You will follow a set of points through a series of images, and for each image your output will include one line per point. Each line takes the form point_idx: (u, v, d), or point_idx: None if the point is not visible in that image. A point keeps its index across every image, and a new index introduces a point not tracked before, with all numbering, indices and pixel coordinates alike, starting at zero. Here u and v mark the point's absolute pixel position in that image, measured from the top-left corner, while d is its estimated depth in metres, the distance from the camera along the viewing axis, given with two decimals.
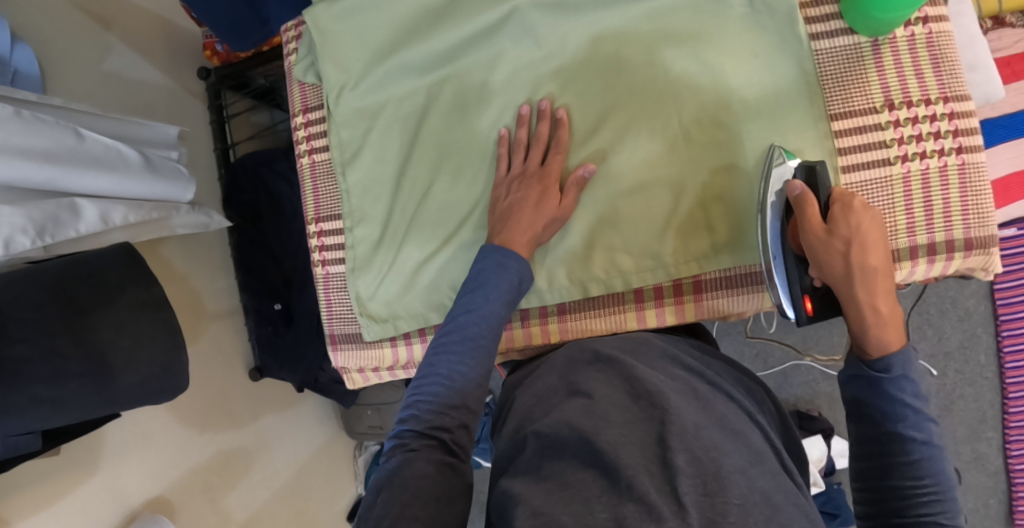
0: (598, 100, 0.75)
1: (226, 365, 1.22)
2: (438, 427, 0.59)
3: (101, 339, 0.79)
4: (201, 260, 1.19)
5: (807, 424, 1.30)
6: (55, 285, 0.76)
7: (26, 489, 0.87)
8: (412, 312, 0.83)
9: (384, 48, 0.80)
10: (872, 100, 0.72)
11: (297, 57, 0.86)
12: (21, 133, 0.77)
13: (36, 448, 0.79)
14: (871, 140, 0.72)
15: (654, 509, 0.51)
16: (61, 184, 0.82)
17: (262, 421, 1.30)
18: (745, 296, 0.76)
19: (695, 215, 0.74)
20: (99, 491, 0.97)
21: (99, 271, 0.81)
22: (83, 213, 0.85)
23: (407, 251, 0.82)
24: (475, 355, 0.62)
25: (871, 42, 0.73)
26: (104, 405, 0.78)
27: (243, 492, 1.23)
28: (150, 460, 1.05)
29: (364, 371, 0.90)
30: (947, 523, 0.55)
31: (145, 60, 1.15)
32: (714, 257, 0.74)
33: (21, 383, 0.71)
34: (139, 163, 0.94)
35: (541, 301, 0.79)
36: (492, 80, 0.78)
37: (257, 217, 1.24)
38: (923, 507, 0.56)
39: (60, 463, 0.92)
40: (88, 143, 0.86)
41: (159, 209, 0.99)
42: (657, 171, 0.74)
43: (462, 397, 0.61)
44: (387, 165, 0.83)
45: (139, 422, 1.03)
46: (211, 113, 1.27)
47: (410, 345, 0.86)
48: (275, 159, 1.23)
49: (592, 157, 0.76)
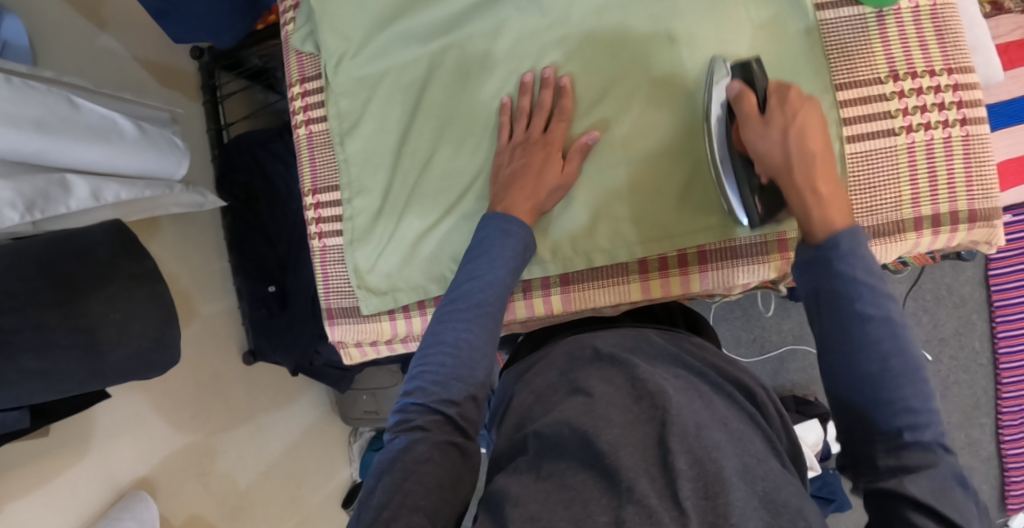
0: (601, 70, 0.75)
1: (219, 347, 1.20)
2: (446, 405, 0.57)
3: (89, 314, 0.76)
4: (193, 242, 1.17)
5: (804, 409, 1.31)
6: (43, 258, 0.74)
7: (13, 470, 0.85)
8: (411, 284, 0.82)
9: (386, 16, 0.79)
10: (877, 71, 0.72)
11: (295, 25, 0.85)
12: (10, 99, 0.75)
13: (23, 426, 0.77)
14: (876, 110, 0.71)
15: (653, 513, 0.50)
16: (51, 156, 0.80)
17: (255, 407, 1.28)
18: (752, 266, 0.75)
19: (701, 184, 0.74)
20: (90, 473, 0.95)
21: (88, 247, 0.79)
22: (75, 188, 0.84)
23: (407, 222, 0.81)
24: (482, 324, 0.62)
25: (877, 13, 0.72)
26: (91, 380, 0.76)
27: (236, 478, 1.21)
28: (141, 443, 1.03)
29: (362, 345, 0.89)
30: (923, 410, 0.52)
31: (137, 38, 1.12)
32: (719, 228, 0.74)
33: (11, 352, 0.68)
34: (134, 135, 0.92)
35: (543, 272, 0.79)
36: (495, 49, 0.77)
37: (252, 198, 1.21)
38: (903, 418, 0.52)
39: (48, 444, 0.89)
40: (83, 113, 0.84)
41: (153, 187, 0.97)
42: (662, 139, 0.74)
43: (475, 373, 0.59)
44: (387, 135, 0.82)
45: (130, 405, 1.01)
46: (204, 92, 1.24)
47: (409, 318, 0.85)
48: (270, 139, 1.21)
49: (596, 126, 0.75)
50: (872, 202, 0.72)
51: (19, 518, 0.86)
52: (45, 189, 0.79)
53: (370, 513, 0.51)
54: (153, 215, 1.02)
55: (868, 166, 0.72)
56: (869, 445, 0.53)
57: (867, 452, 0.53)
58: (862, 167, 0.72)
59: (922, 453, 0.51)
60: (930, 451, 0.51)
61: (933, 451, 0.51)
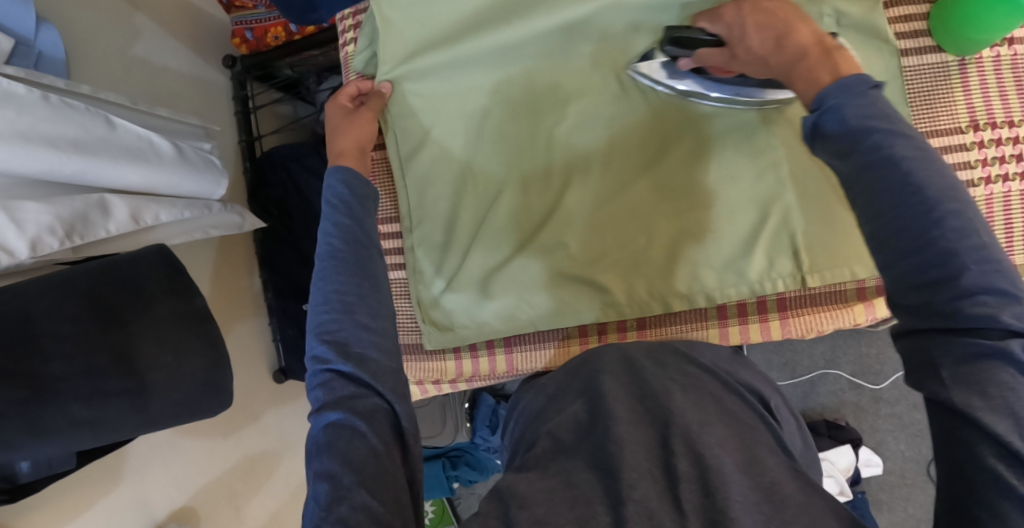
0: (677, 110, 0.76)
1: (250, 367, 1.19)
2: (348, 362, 0.58)
3: (143, 357, 0.73)
4: (228, 258, 1.15)
5: (835, 434, 1.24)
6: (87, 292, 0.70)
7: (40, 507, 0.82)
8: (477, 322, 0.80)
9: (450, 39, 0.77)
10: (959, 120, 0.74)
11: (356, 49, 0.84)
12: (49, 119, 0.76)
13: (69, 468, 0.75)
14: (957, 159, 0.74)
15: (654, 515, 0.48)
16: (91, 177, 0.81)
17: (285, 422, 1.27)
18: (833, 313, 0.78)
19: (778, 229, 0.75)
20: (123, 498, 0.93)
21: (134, 278, 0.74)
22: (114, 211, 0.84)
23: (475, 257, 0.79)
24: (345, 266, 0.62)
25: (959, 61, 0.74)
26: (138, 428, 0.72)
27: (265, 496, 1.20)
28: (174, 468, 1.01)
29: (423, 383, 0.87)
30: (963, 247, 0.45)
31: (170, 49, 1.12)
32: (797, 275, 0.75)
33: (60, 402, 0.64)
34: (172, 154, 0.92)
35: (619, 315, 0.78)
36: (565, 80, 0.77)
37: (285, 213, 1.21)
38: (937, 268, 0.45)
39: (77, 477, 0.87)
40: (120, 131, 0.85)
41: (191, 207, 0.97)
42: (739, 183, 0.75)
43: (359, 317, 0.60)
44: (451, 164, 0.80)
45: (164, 430, 0.98)
46: (236, 103, 1.25)
47: (476, 358, 0.84)
48: (305, 153, 1.20)
49: (673, 165, 0.76)
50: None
51: None
52: (83, 213, 0.79)
53: (323, 499, 0.51)
54: (192, 238, 1.02)
55: None
56: (919, 310, 0.46)
57: (917, 315, 0.46)
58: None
59: (975, 305, 0.44)
60: (981, 301, 0.44)
61: (983, 300, 0.44)
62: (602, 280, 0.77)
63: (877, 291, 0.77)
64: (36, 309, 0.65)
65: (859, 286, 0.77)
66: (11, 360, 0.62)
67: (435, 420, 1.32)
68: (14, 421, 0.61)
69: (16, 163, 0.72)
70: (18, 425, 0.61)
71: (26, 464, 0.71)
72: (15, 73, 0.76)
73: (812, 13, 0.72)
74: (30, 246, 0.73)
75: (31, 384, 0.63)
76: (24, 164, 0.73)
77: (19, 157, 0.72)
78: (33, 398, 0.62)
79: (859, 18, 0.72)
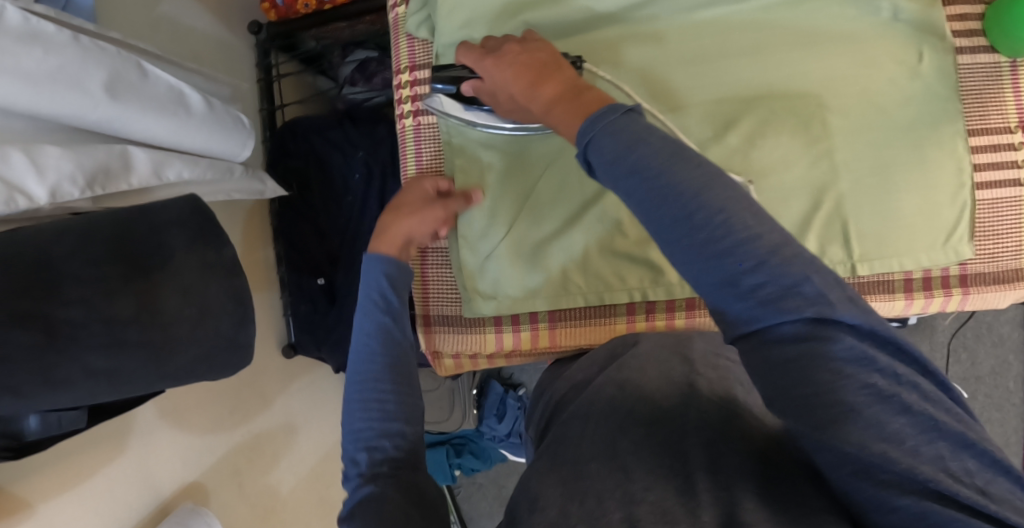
0: (729, 102, 0.77)
1: (261, 341, 1.15)
2: (384, 464, 0.56)
3: (161, 311, 0.67)
4: (242, 228, 1.12)
5: None
6: (112, 239, 0.66)
7: (47, 470, 0.79)
8: (523, 293, 0.82)
9: (509, 8, 0.79)
10: (1007, 120, 0.77)
11: (409, 10, 0.86)
12: (79, 62, 0.72)
13: (79, 427, 0.70)
14: (1006, 159, 0.77)
15: (667, 512, 0.49)
16: (117, 125, 0.77)
17: (292, 401, 1.23)
18: (876, 303, 0.81)
19: (832, 215, 0.77)
20: (127, 470, 0.89)
21: (161, 228, 0.69)
22: (137, 164, 0.80)
23: (522, 228, 0.81)
24: (389, 373, 0.60)
25: (1011, 63, 0.77)
26: (158, 380, 0.68)
27: (270, 476, 1.16)
28: (178, 439, 0.97)
29: (459, 356, 0.89)
30: (765, 255, 0.46)
31: (200, 7, 1.09)
32: (848, 263, 0.78)
33: (75, 352, 0.61)
34: (200, 109, 0.89)
35: (669, 293, 0.81)
36: (621, 57, 0.78)
37: (305, 186, 1.17)
38: (748, 273, 0.46)
39: (87, 440, 0.84)
40: (150, 81, 0.82)
41: (213, 168, 0.94)
42: (794, 169, 0.76)
43: (398, 426, 0.58)
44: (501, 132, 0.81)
45: (168, 398, 0.95)
46: (259, 71, 1.22)
47: (517, 331, 0.86)
48: (328, 126, 1.17)
49: (739, 147, 0.76)
50: (995, 249, 0.78)
51: (53, 519, 0.80)
52: (107, 164, 0.74)
53: None
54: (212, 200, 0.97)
55: (994, 213, 0.77)
56: (731, 308, 0.47)
57: (735, 323, 0.47)
58: (988, 214, 0.77)
59: (780, 295, 0.45)
60: (793, 290, 0.45)
61: (794, 290, 0.45)
62: (652, 257, 0.80)
63: (923, 285, 0.80)
64: (56, 251, 0.62)
65: (906, 277, 0.80)
66: (29, 302, 0.58)
67: (444, 405, 1.28)
68: (28, 364, 0.58)
69: (40, 104, 0.68)
70: (32, 372, 0.58)
71: (35, 420, 0.66)
72: (44, 11, 0.72)
73: (868, 7, 0.76)
74: (50, 193, 0.68)
75: (47, 329, 0.59)
76: (49, 106, 0.69)
77: (43, 98, 0.68)
78: (48, 345, 0.59)
79: (916, 14, 0.75)
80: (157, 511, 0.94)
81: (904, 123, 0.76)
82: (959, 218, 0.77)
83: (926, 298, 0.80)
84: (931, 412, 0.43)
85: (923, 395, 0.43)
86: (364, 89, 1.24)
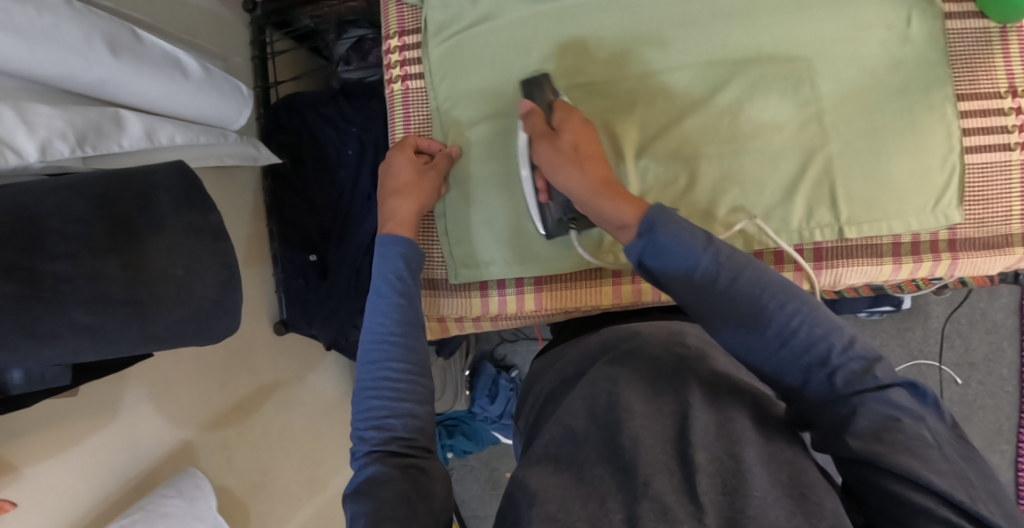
0: (719, 66, 0.79)
1: (252, 317, 1.15)
2: (393, 442, 0.59)
3: (149, 271, 0.65)
4: (235, 201, 1.12)
5: None
6: (101, 197, 0.64)
7: (34, 432, 0.79)
8: (506, 259, 0.86)
9: None
10: (997, 86, 0.79)
11: None
12: (73, 21, 0.70)
13: (63, 384, 0.70)
14: (994, 123, 0.78)
15: (668, 510, 0.48)
16: (110, 88, 0.76)
17: (284, 379, 1.23)
18: (864, 267, 0.82)
19: (821, 177, 0.79)
20: (116, 438, 0.89)
21: (149, 190, 0.67)
22: (128, 125, 0.79)
23: (501, 195, 0.85)
24: (404, 354, 0.63)
25: (1000, 28, 0.79)
26: (145, 342, 0.65)
27: (262, 453, 1.16)
28: (168, 409, 0.97)
29: (446, 319, 0.92)
30: (836, 334, 0.53)
31: None
32: (835, 226, 0.79)
33: (60, 304, 0.59)
34: (198, 76, 0.88)
35: None
36: (613, 22, 0.81)
37: (298, 160, 1.17)
38: (829, 356, 0.53)
39: (76, 405, 0.83)
40: (145, 46, 0.81)
41: (208, 134, 0.93)
42: (783, 133, 0.79)
43: (409, 406, 0.60)
44: (487, 95, 0.84)
45: (159, 368, 0.94)
46: (253, 48, 1.21)
47: (502, 297, 0.89)
48: (321, 101, 1.17)
49: (728, 108, 0.79)
50: (985, 214, 0.80)
51: (38, 482, 0.79)
52: (97, 122, 0.73)
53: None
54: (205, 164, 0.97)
55: (983, 177, 0.79)
56: (816, 390, 0.53)
57: (822, 407, 0.53)
58: (977, 177, 0.79)
59: (859, 376, 0.52)
60: (865, 367, 0.52)
61: (866, 368, 0.52)
62: None
63: (911, 250, 0.81)
64: (43, 207, 0.60)
65: (894, 242, 0.81)
66: (14, 253, 0.57)
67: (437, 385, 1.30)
68: (15, 316, 0.56)
69: (32, 62, 0.67)
70: (14, 325, 0.56)
71: (18, 374, 0.66)
72: None
73: None
74: (40, 149, 0.67)
75: (31, 281, 0.57)
76: (42, 64, 0.68)
77: (37, 55, 0.67)
78: (33, 296, 0.57)
79: None
80: (149, 484, 0.93)
81: (892, 86, 0.77)
82: (950, 182, 0.78)
83: (915, 262, 0.81)
84: (962, 466, 0.48)
85: (955, 451, 0.49)
86: (358, 68, 1.26)
